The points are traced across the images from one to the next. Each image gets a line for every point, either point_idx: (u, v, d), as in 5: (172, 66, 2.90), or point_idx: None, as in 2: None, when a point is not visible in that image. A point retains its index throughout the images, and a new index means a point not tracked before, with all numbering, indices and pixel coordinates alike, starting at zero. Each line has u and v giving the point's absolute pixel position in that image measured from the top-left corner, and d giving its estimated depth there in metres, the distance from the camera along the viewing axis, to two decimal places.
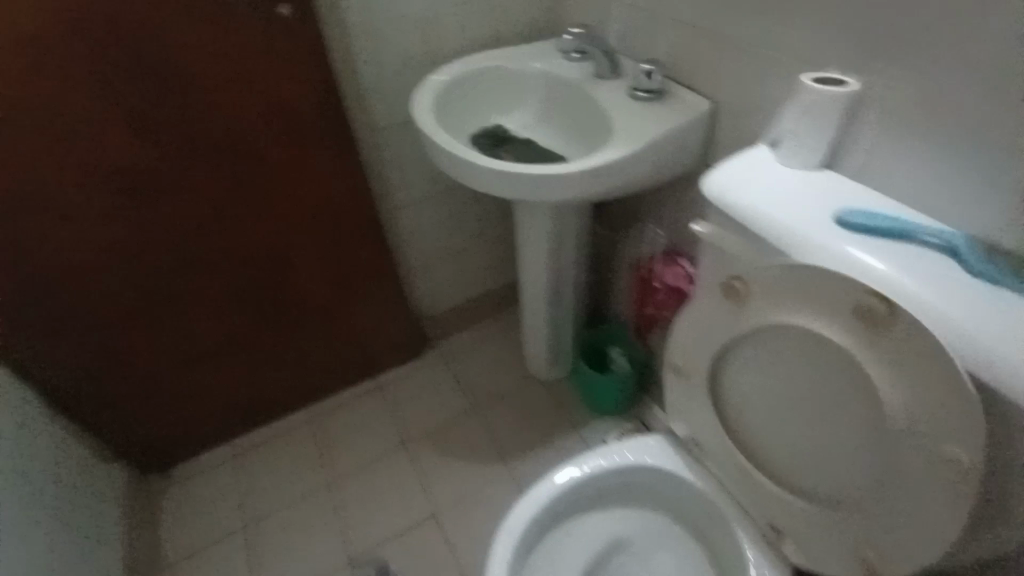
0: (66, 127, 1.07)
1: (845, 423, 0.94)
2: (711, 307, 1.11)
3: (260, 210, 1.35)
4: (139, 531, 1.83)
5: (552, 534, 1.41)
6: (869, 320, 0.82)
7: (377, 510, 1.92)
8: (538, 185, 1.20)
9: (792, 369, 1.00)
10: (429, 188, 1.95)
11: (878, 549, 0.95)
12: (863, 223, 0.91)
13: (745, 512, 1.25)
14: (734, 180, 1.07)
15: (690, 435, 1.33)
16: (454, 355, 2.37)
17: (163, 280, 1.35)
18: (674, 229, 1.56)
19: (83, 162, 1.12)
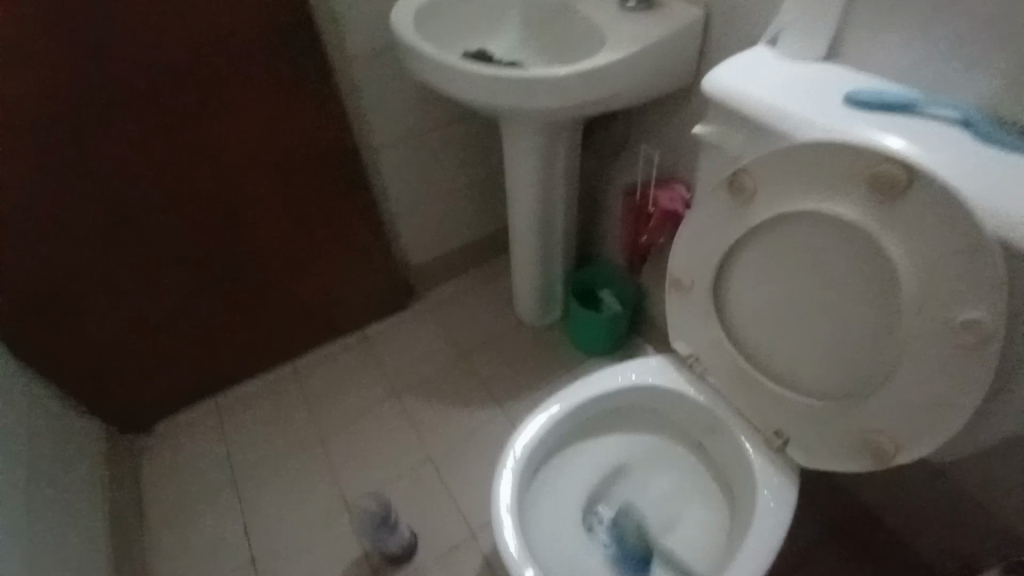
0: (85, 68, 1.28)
1: (852, 307, 0.94)
2: (715, 209, 1.08)
3: (249, 160, 1.59)
4: (125, 492, 1.76)
5: (554, 462, 1.41)
6: (882, 189, 0.81)
7: (371, 459, 1.88)
8: (528, 90, 1.18)
9: (799, 261, 0.98)
10: (410, 125, 1.84)
11: (889, 434, 0.96)
12: (873, 101, 0.90)
13: (749, 422, 1.25)
14: (738, 71, 1.05)
15: (691, 352, 1.30)
16: (441, 306, 2.31)
17: (159, 204, 1.53)
18: (668, 150, 1.53)
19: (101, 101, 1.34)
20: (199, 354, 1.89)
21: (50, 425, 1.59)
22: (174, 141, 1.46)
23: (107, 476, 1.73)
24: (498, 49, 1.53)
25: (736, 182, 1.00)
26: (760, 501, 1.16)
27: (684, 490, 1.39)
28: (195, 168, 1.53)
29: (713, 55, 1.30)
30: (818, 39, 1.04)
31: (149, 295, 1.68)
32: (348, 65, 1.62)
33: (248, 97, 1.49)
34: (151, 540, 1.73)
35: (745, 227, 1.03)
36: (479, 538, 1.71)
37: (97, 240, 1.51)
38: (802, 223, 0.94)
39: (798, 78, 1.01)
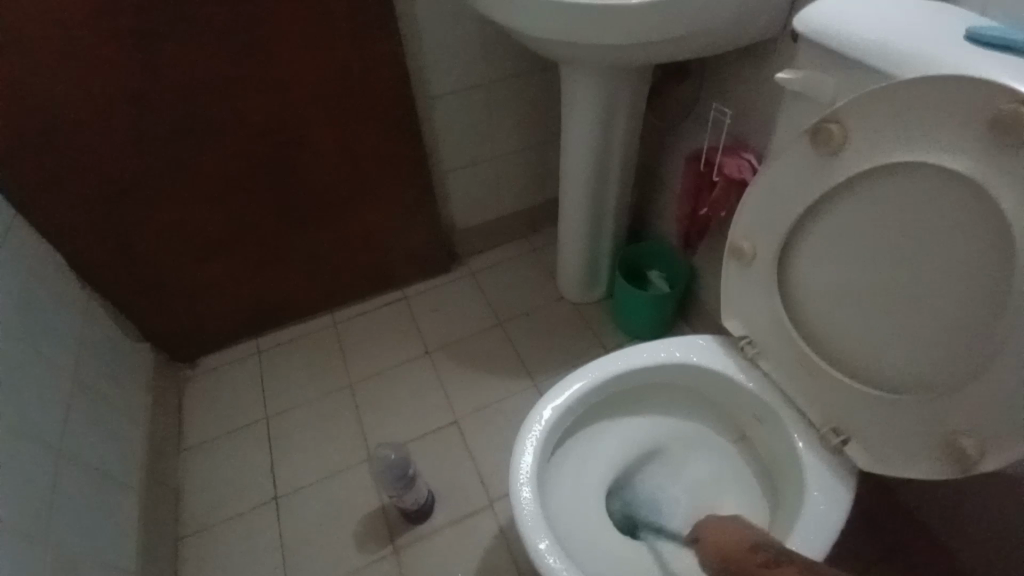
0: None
1: (949, 281, 0.80)
2: (792, 164, 0.95)
3: (302, 98, 1.57)
4: (165, 415, 1.84)
5: (580, 433, 1.32)
6: (1006, 132, 0.67)
7: (398, 414, 1.88)
8: (594, 24, 1.10)
9: (889, 225, 0.85)
10: (469, 78, 1.78)
11: (976, 435, 0.82)
12: (1000, 37, 0.76)
13: (803, 415, 1.12)
14: (838, 6, 0.91)
15: (745, 333, 1.18)
16: (483, 272, 2.27)
17: (214, 140, 1.55)
18: (742, 113, 1.39)
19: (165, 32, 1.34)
20: (244, 293, 1.94)
21: (102, 340, 1.67)
22: (231, 76, 1.46)
23: (150, 397, 1.81)
24: None
25: (821, 131, 0.87)
26: (807, 500, 1.03)
27: (720, 482, 1.27)
28: (248, 102, 1.52)
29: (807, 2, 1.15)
30: None
31: (199, 228, 1.71)
32: (410, 8, 1.57)
33: (307, 31, 1.47)
34: (184, 463, 1.80)
35: (825, 185, 0.91)
36: (496, 507, 1.66)
37: (150, 166, 1.53)
38: (897, 178, 0.81)
39: (911, 15, 0.87)
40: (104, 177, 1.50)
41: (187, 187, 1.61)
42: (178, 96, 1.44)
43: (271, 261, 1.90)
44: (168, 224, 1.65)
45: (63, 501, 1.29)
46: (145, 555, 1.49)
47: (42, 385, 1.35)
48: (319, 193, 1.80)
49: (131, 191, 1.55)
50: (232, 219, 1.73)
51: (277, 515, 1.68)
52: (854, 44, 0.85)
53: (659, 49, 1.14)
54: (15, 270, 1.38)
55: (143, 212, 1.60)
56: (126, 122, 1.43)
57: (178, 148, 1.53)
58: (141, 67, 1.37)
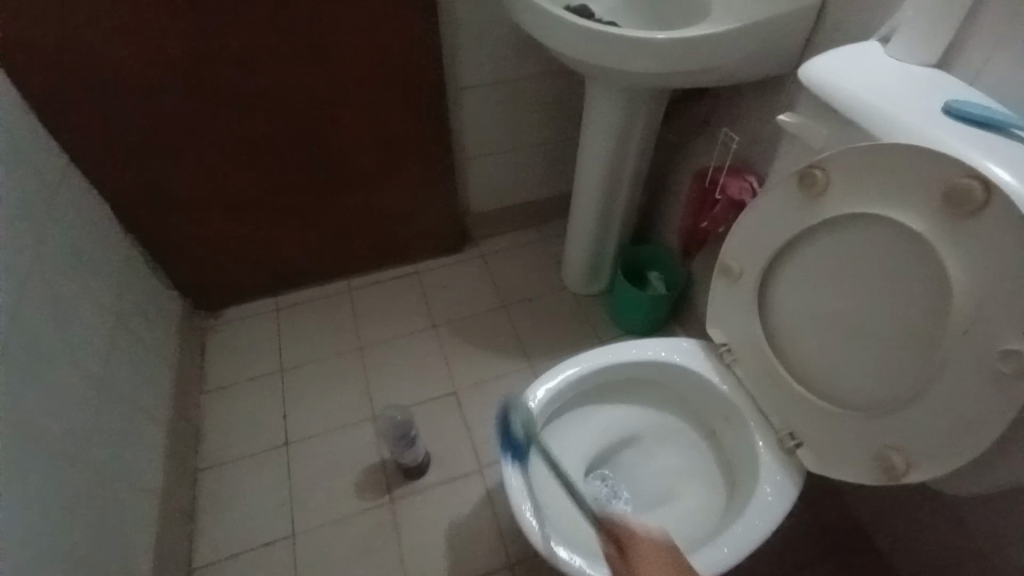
0: None
1: (897, 320, 0.93)
2: (782, 199, 1.07)
3: (343, 80, 1.68)
4: (190, 359, 2.00)
5: (567, 415, 1.47)
6: (955, 203, 0.79)
7: (403, 380, 2.03)
8: (621, 51, 1.21)
9: (854, 265, 0.98)
10: (499, 73, 1.88)
11: (903, 451, 0.96)
12: (972, 114, 0.87)
13: (766, 418, 1.26)
14: (839, 63, 1.02)
15: (725, 342, 1.32)
16: (493, 256, 2.40)
17: (258, 111, 1.66)
18: (750, 139, 1.50)
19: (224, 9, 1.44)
20: (269, 254, 2.07)
21: (140, 285, 1.81)
22: (279, 54, 1.56)
23: (178, 342, 1.96)
24: (601, 6, 1.49)
25: (809, 175, 0.99)
26: (757, 492, 1.19)
27: (686, 469, 1.43)
28: (293, 78, 1.63)
29: (819, 45, 1.26)
30: (933, 43, 0.99)
31: (235, 192, 1.83)
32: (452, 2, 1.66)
33: (355, 19, 1.57)
34: (205, 404, 1.96)
35: (806, 223, 1.03)
36: (485, 472, 1.83)
37: (197, 131, 1.64)
38: (866, 226, 0.93)
39: (902, 79, 0.98)
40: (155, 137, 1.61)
41: (228, 153, 1.72)
42: (230, 69, 1.54)
43: (298, 227, 2.03)
44: (207, 185, 1.77)
45: (108, 426, 1.45)
46: (170, 482, 1.66)
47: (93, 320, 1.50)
48: (347, 168, 1.91)
49: (177, 152, 1.66)
50: (265, 185, 1.85)
51: (287, 459, 1.85)
52: (846, 103, 0.96)
53: (678, 76, 1.25)
54: (73, 216, 1.52)
55: (186, 172, 1.72)
56: (180, 89, 1.54)
57: (224, 116, 1.63)
58: (199, 37, 1.46)
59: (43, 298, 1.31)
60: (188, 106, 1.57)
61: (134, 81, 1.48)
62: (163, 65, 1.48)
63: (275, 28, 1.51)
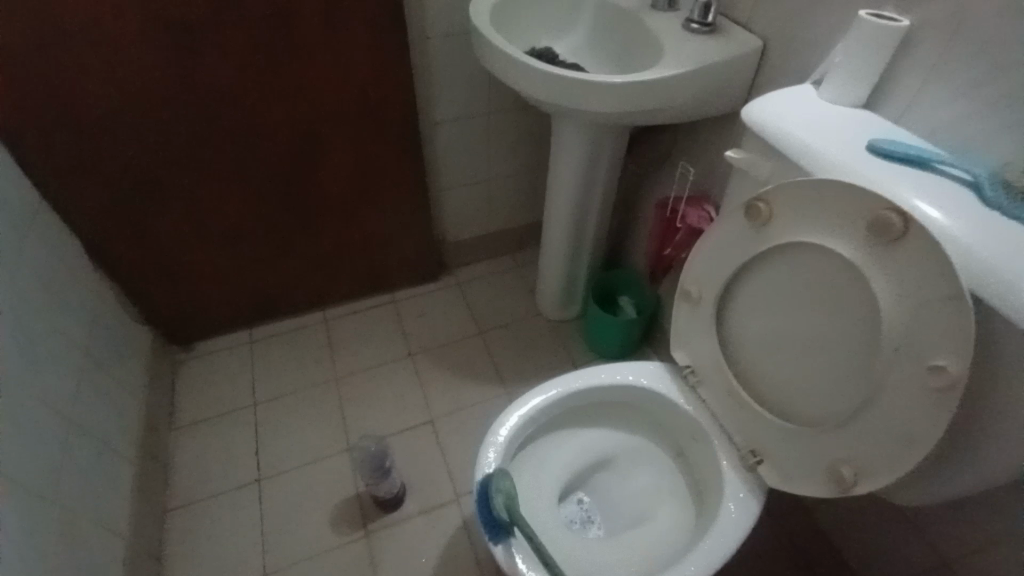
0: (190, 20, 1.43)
1: (838, 340, 1.00)
2: (732, 229, 1.15)
3: (319, 118, 1.73)
4: (160, 393, 1.97)
5: (541, 440, 1.50)
6: (879, 233, 0.87)
7: (379, 410, 2.03)
8: (581, 93, 1.31)
9: (797, 290, 1.05)
10: (471, 109, 1.96)
11: (852, 465, 1.02)
12: (894, 151, 0.96)
13: (730, 437, 1.31)
14: (778, 104, 1.12)
15: (688, 363, 1.37)
16: (469, 283, 2.44)
17: (233, 147, 1.69)
18: (707, 171, 1.59)
19: (201, 53, 1.49)
20: (243, 285, 2.07)
21: (110, 319, 1.79)
22: (254, 93, 1.61)
23: (148, 376, 1.93)
24: (564, 47, 1.66)
25: (754, 206, 1.07)
26: (723, 509, 1.23)
27: (657, 489, 1.46)
28: (269, 116, 1.67)
29: (764, 86, 1.36)
30: (860, 87, 1.09)
31: (209, 224, 1.84)
32: (424, 44, 1.75)
33: (330, 60, 1.63)
34: (175, 440, 1.92)
35: (754, 250, 1.11)
36: (462, 501, 1.83)
37: (171, 166, 1.66)
38: (807, 253, 1.01)
39: (833, 119, 1.07)
40: (129, 174, 1.63)
41: (202, 188, 1.74)
42: (206, 108, 1.58)
43: (273, 258, 2.04)
44: (181, 219, 1.79)
45: (74, 465, 1.42)
46: (137, 521, 1.62)
47: (62, 357, 1.48)
48: (323, 201, 1.95)
49: (152, 188, 1.68)
50: (240, 218, 1.87)
51: (260, 494, 1.82)
52: (783, 142, 1.05)
53: (636, 115, 1.34)
54: (45, 251, 1.52)
55: (160, 206, 1.73)
56: (155, 127, 1.57)
57: (200, 152, 1.66)
58: (177, 77, 1.51)
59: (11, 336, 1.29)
60: (162, 142, 1.60)
61: (109, 120, 1.51)
62: (141, 103, 1.51)
63: (251, 69, 1.56)
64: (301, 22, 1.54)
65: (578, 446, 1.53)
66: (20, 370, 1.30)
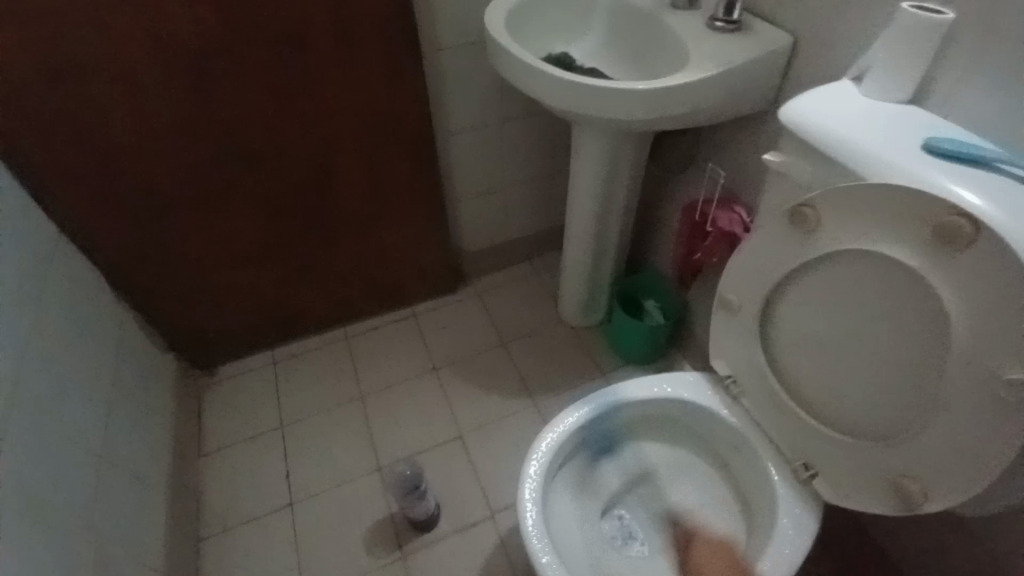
0: (201, 45, 1.40)
1: (897, 349, 0.95)
2: (774, 235, 1.10)
3: (334, 135, 1.70)
4: (186, 422, 1.95)
5: (577, 456, 1.44)
6: (945, 240, 0.82)
7: (406, 428, 2.00)
8: (608, 100, 1.26)
9: (849, 298, 1.01)
10: (485, 118, 1.92)
11: (918, 479, 0.97)
12: (953, 150, 0.91)
13: (777, 450, 1.26)
14: (818, 104, 1.06)
15: (729, 372, 1.33)
16: (488, 293, 2.40)
17: (249, 169, 1.66)
18: (735, 171, 1.54)
19: (214, 77, 1.46)
20: (264, 308, 2.05)
21: (134, 350, 1.78)
22: (268, 114, 1.58)
23: (174, 404, 1.92)
24: (580, 51, 1.62)
25: (800, 212, 1.02)
26: (776, 524, 1.19)
27: (701, 502, 1.43)
28: (284, 137, 1.65)
29: (796, 83, 1.31)
30: (904, 82, 1.03)
31: (229, 249, 1.81)
32: (437, 56, 1.71)
33: (342, 77, 1.60)
34: (205, 468, 1.90)
35: (800, 257, 1.06)
36: (496, 518, 1.79)
37: (188, 193, 1.63)
38: (860, 261, 0.96)
39: (879, 116, 1.02)
40: (148, 204, 1.60)
41: (220, 213, 1.71)
42: (221, 132, 1.56)
43: (293, 279, 2.02)
44: (201, 246, 1.76)
45: (108, 503, 1.40)
46: (172, 554, 1.60)
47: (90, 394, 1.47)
48: (340, 219, 1.92)
49: (170, 216, 1.65)
50: (259, 241, 1.84)
51: (292, 520, 1.79)
52: (827, 144, 1.00)
53: (665, 119, 1.29)
54: (67, 287, 1.50)
55: (179, 235, 1.71)
56: (171, 154, 1.54)
57: (217, 177, 1.64)
58: (192, 105, 1.48)
59: (39, 377, 1.28)
60: (179, 169, 1.58)
61: (125, 150, 1.49)
62: (158, 135, 1.49)
63: (264, 90, 1.54)
64: (314, 42, 1.51)
65: (617, 461, 1.48)
66: (50, 411, 1.28)
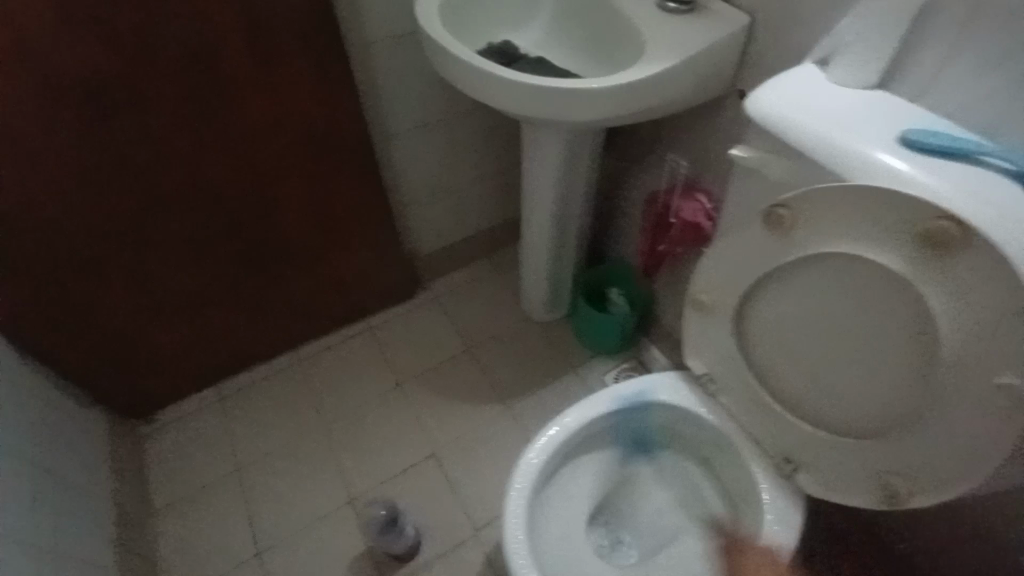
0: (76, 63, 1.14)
1: (883, 354, 0.92)
2: (748, 238, 1.04)
3: (260, 152, 1.48)
4: (127, 479, 1.75)
5: (560, 474, 1.37)
6: (935, 246, 0.78)
7: (377, 452, 1.88)
8: (564, 101, 1.17)
9: (831, 302, 0.97)
10: (428, 114, 1.76)
11: (909, 480, 0.96)
12: (930, 144, 0.86)
13: (760, 447, 1.24)
14: (789, 95, 0.99)
15: (707, 371, 1.28)
16: (448, 296, 2.28)
17: (160, 203, 1.42)
18: (696, 160, 1.48)
19: (100, 100, 1.20)
20: (202, 344, 1.85)
21: (52, 412, 1.56)
22: (175, 138, 1.33)
23: (110, 462, 1.71)
24: (523, 38, 1.48)
25: (775, 214, 0.96)
26: (764, 524, 1.17)
27: (685, 500, 1.41)
28: (200, 161, 1.40)
29: (755, 67, 1.24)
30: (871, 70, 0.98)
31: (149, 290, 1.58)
32: (367, 51, 1.53)
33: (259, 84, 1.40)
34: (156, 527, 1.73)
35: (776, 261, 1.01)
36: (481, 535, 1.73)
37: (88, 237, 1.38)
38: (842, 264, 0.92)
39: (850, 106, 0.96)
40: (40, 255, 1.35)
41: (132, 253, 1.47)
42: (118, 163, 1.30)
43: (231, 311, 1.80)
44: (113, 291, 1.52)
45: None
46: None
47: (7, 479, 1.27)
48: (277, 244, 1.71)
49: (68, 264, 1.40)
50: (184, 278, 1.61)
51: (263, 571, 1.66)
52: (800, 141, 0.94)
53: (622, 116, 1.21)
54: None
55: (85, 283, 1.46)
56: (57, 196, 1.28)
57: (121, 216, 1.38)
58: (82, 138, 1.24)
59: None
60: (70, 211, 1.32)
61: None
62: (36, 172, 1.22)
63: (168, 110, 1.29)
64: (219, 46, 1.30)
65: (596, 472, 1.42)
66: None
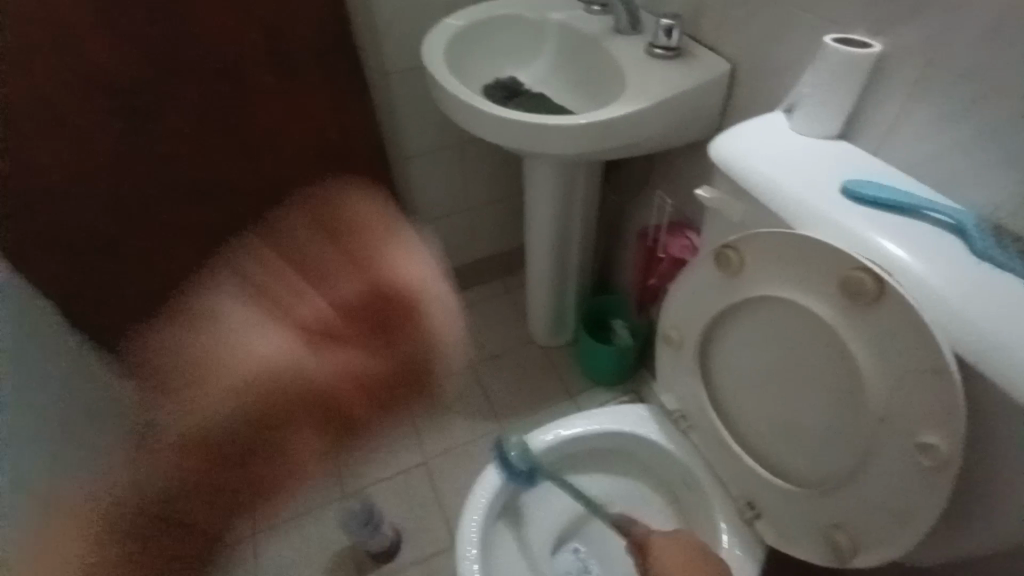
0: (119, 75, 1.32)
1: (821, 404, 0.89)
2: (702, 278, 1.00)
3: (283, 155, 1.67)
4: (150, 451, 1.94)
5: (511, 512, 1.23)
6: (854, 294, 0.76)
7: (370, 456, 1.97)
8: (542, 134, 1.23)
9: (776, 347, 0.93)
10: (445, 144, 1.89)
11: (848, 536, 0.91)
12: (876, 193, 0.83)
13: (725, 489, 1.14)
14: (749, 136, 0.97)
15: (678, 407, 1.18)
16: (460, 314, 2.38)
17: (185, 196, 1.60)
18: (686, 197, 1.51)
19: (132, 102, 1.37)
20: None
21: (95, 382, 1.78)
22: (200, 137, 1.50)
23: (137, 436, 1.91)
24: (527, 76, 1.59)
25: (724, 254, 0.93)
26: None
27: None
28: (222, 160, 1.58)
29: (737, 110, 1.27)
30: (833, 119, 0.92)
31: (174, 275, 1.76)
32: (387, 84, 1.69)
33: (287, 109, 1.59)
34: (169, 499, 1.90)
35: (726, 301, 0.97)
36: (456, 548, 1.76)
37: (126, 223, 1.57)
38: (781, 309, 0.89)
39: (807, 150, 0.93)
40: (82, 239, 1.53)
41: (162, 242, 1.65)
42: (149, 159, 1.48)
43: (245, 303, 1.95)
44: (139, 274, 1.69)
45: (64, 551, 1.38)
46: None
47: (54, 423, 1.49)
48: (290, 244, 1.84)
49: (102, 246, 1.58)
50: (204, 265, 1.79)
51: (252, 553, 1.76)
52: (750, 184, 0.91)
53: (599, 153, 1.27)
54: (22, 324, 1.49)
55: (118, 264, 1.65)
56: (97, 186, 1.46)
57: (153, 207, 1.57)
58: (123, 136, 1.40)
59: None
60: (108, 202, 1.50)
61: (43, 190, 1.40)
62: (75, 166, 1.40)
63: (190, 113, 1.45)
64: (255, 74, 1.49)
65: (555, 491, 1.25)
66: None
